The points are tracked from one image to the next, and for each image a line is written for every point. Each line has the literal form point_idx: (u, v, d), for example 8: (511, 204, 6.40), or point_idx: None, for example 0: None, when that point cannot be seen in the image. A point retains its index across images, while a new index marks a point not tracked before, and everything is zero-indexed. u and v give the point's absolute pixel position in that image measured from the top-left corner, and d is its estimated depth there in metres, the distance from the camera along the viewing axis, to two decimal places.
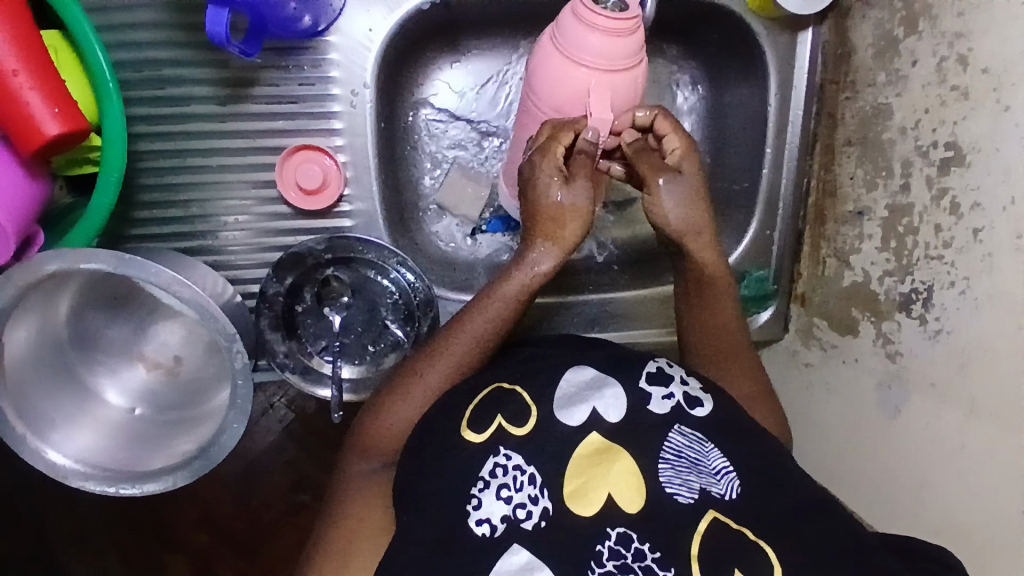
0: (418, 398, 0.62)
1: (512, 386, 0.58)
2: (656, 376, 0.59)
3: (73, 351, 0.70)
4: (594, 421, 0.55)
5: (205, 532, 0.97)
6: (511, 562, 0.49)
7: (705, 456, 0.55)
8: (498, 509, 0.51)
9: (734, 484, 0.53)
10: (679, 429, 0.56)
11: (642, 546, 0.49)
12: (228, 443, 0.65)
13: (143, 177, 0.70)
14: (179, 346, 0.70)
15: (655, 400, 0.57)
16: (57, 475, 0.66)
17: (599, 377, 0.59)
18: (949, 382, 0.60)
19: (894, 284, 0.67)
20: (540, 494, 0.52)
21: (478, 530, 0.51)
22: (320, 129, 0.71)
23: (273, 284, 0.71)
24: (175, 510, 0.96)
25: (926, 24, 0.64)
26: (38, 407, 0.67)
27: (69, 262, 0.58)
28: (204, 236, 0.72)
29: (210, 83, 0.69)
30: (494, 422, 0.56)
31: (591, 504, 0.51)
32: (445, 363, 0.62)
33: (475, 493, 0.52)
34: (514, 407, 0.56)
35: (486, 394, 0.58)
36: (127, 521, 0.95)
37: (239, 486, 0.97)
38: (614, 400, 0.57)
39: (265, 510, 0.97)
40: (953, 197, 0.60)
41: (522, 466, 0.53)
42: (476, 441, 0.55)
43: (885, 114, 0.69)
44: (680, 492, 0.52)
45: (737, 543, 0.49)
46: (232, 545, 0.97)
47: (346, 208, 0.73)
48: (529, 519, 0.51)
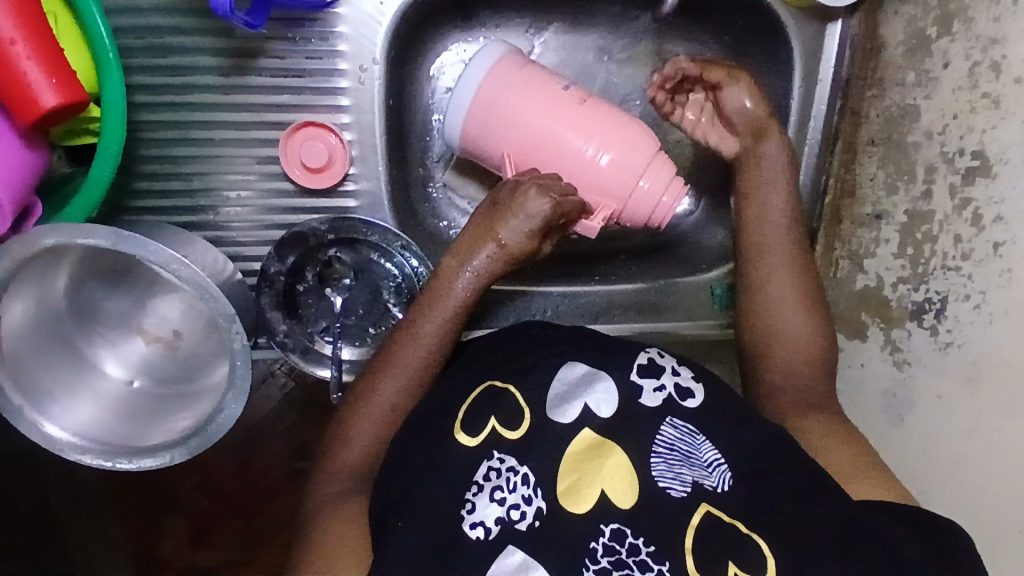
0: (403, 381, 0.63)
1: (506, 385, 0.58)
2: (646, 368, 0.59)
3: (72, 323, 0.69)
4: (585, 417, 0.55)
5: (204, 495, 0.98)
6: (507, 563, 0.49)
7: (696, 449, 0.54)
8: (492, 512, 0.51)
9: (726, 475, 0.53)
10: (672, 422, 0.55)
11: (636, 540, 0.50)
12: (225, 423, 0.65)
13: (144, 148, 0.68)
14: (179, 321, 0.70)
15: (646, 393, 0.57)
16: (54, 447, 0.66)
17: (589, 372, 0.58)
18: (955, 396, 0.59)
19: (907, 291, 0.65)
20: (533, 494, 0.52)
21: (472, 533, 0.51)
22: (326, 105, 0.69)
23: (275, 263, 0.70)
24: (175, 473, 0.97)
25: (960, 25, 0.61)
26: (36, 380, 0.67)
27: (66, 237, 0.57)
28: (206, 211, 0.70)
29: (213, 53, 0.66)
30: (489, 423, 0.56)
31: (585, 500, 0.51)
32: (426, 339, 0.63)
33: (469, 497, 0.52)
34: (505, 410, 0.56)
35: (478, 394, 0.58)
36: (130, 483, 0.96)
37: (239, 453, 0.97)
38: (605, 395, 0.56)
39: (264, 474, 0.98)
40: (975, 208, 0.58)
41: (516, 467, 0.53)
42: (472, 445, 0.55)
43: (912, 116, 0.66)
44: (673, 487, 0.52)
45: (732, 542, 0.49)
46: (231, 508, 0.98)
47: (351, 187, 0.71)
48: (523, 520, 0.51)
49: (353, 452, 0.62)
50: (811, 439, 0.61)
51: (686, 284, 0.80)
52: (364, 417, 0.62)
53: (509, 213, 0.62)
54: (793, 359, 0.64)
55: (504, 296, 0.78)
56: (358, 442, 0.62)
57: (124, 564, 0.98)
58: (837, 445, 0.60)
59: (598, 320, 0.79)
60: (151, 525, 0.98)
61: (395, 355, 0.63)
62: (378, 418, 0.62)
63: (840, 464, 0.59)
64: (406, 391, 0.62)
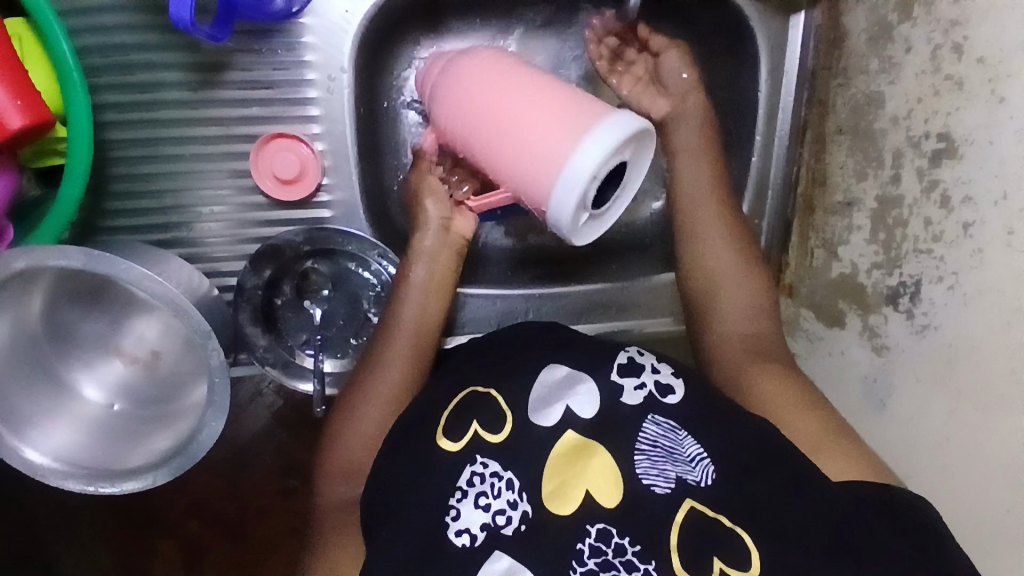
0: (389, 377, 0.64)
1: (486, 390, 0.58)
2: (626, 367, 0.59)
3: (50, 347, 0.68)
4: (568, 420, 0.55)
5: (194, 517, 0.96)
6: (495, 568, 0.49)
7: (679, 444, 0.54)
8: (478, 518, 0.51)
9: (709, 469, 0.53)
10: (653, 420, 0.55)
11: (622, 540, 0.49)
12: (207, 440, 0.64)
13: (114, 167, 0.68)
14: (157, 341, 0.69)
15: (627, 391, 0.57)
16: (35, 473, 0.65)
17: (572, 373, 0.58)
18: (935, 377, 0.60)
19: (882, 277, 0.66)
20: (518, 499, 0.52)
21: (458, 541, 0.51)
22: (297, 116, 0.69)
23: (251, 277, 0.70)
24: (163, 497, 0.96)
25: (920, 10, 0.62)
26: (15, 405, 0.66)
27: (37, 260, 0.57)
28: (180, 228, 0.70)
29: (180, 68, 0.66)
30: (468, 430, 0.55)
31: (569, 502, 0.51)
32: (409, 322, 0.66)
33: (453, 503, 0.52)
34: (488, 413, 0.56)
35: (461, 399, 0.58)
36: (118, 511, 0.95)
37: (227, 473, 0.96)
38: (587, 398, 0.56)
39: (256, 495, 0.97)
40: (944, 191, 0.59)
41: (499, 471, 0.53)
42: (456, 449, 0.54)
43: (877, 103, 0.67)
44: (657, 484, 0.51)
45: (720, 536, 0.49)
46: (223, 530, 0.97)
47: (325, 198, 0.71)
48: (509, 524, 0.51)
49: (341, 467, 0.61)
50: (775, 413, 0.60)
51: (665, 279, 0.81)
52: (347, 430, 0.62)
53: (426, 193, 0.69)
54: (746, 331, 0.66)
55: (486, 301, 0.79)
56: (344, 460, 0.61)
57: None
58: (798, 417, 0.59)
59: (579, 320, 0.80)
60: (142, 553, 0.96)
61: (386, 340, 0.66)
62: (362, 427, 0.62)
63: (803, 430, 0.58)
64: (392, 393, 0.63)
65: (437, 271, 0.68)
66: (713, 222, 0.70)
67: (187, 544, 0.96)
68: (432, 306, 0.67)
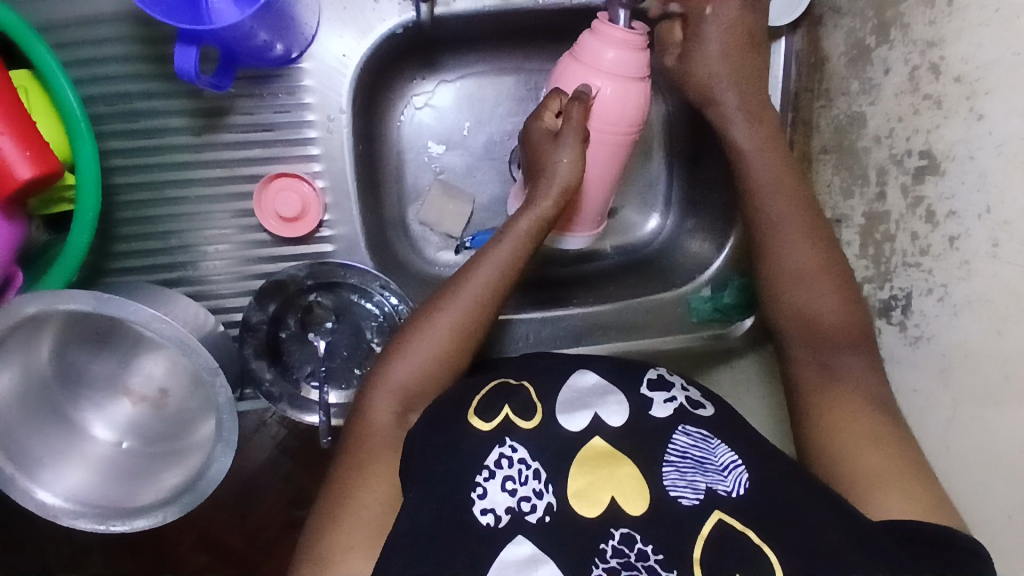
0: (452, 316, 0.64)
1: (518, 382, 0.61)
2: (656, 382, 0.61)
3: (59, 389, 0.69)
4: (596, 426, 0.57)
5: (204, 551, 1.00)
6: (515, 553, 0.51)
7: (711, 453, 0.55)
8: (503, 500, 0.53)
9: (743, 479, 0.53)
10: (684, 430, 0.57)
11: (645, 547, 0.51)
12: (216, 476, 0.65)
13: (121, 210, 0.70)
14: (164, 378, 0.71)
15: (657, 404, 0.59)
16: (48, 513, 0.66)
17: (601, 385, 0.61)
18: (932, 387, 0.61)
19: (873, 291, 0.67)
20: (544, 490, 0.54)
21: (483, 519, 0.52)
22: (297, 156, 0.70)
23: (256, 312, 0.71)
24: (173, 531, 1.00)
25: (897, 32, 0.63)
26: (26, 447, 0.67)
27: (48, 305, 0.58)
28: (186, 267, 0.71)
29: (184, 114, 0.68)
30: (501, 412, 0.58)
31: (595, 504, 0.53)
32: (487, 273, 0.65)
33: (480, 482, 0.54)
34: (519, 399, 0.59)
35: (494, 386, 0.60)
36: (131, 545, 0.99)
37: (237, 504, 1.00)
38: (617, 406, 0.59)
39: (263, 526, 1.01)
40: (928, 206, 0.61)
41: (527, 459, 0.55)
42: (487, 428, 0.56)
43: (859, 123, 0.68)
44: (685, 495, 0.53)
45: (735, 551, 0.49)
46: (233, 563, 1.01)
47: (327, 233, 0.72)
48: (533, 512, 0.53)
49: (392, 388, 0.62)
50: (839, 440, 0.59)
51: (662, 299, 0.81)
52: (407, 354, 0.63)
53: (544, 144, 0.67)
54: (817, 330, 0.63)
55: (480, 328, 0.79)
56: (394, 384, 0.62)
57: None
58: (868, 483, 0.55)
59: (577, 343, 0.80)
60: None
61: (465, 279, 0.65)
62: (417, 355, 0.63)
63: (878, 466, 0.56)
64: (451, 332, 0.64)
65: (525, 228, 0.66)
66: (777, 188, 0.66)
67: None
68: (510, 258, 0.65)
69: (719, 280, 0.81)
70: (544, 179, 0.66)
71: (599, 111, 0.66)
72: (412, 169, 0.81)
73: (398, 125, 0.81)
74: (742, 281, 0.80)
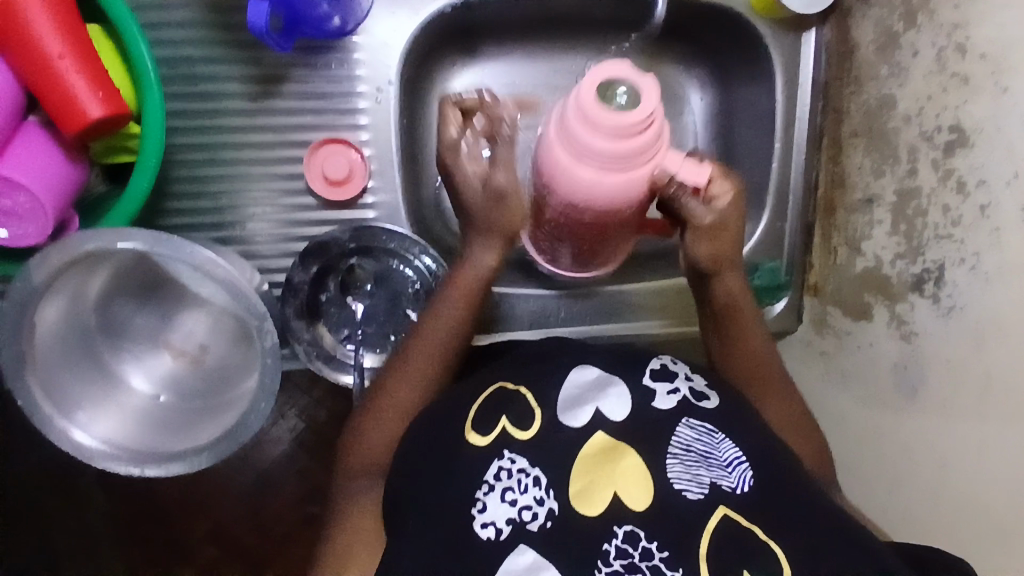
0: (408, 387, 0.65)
1: (517, 387, 0.60)
2: (659, 373, 0.61)
3: (101, 336, 0.70)
4: (598, 421, 0.57)
5: (213, 544, 1.01)
6: (518, 562, 0.51)
7: (715, 448, 0.56)
8: (503, 513, 0.53)
9: (747, 476, 0.54)
10: (687, 424, 0.57)
11: (649, 544, 0.51)
12: (254, 424, 0.66)
13: (176, 169, 0.73)
14: (206, 335, 0.72)
15: (660, 396, 0.59)
16: (83, 456, 0.66)
17: (601, 377, 0.61)
18: (964, 357, 0.62)
19: (905, 266, 0.68)
20: (545, 496, 0.53)
21: (483, 533, 0.52)
22: (345, 124, 0.74)
23: (299, 272, 0.73)
24: (187, 521, 1.01)
25: (924, 17, 0.66)
26: (67, 388, 0.67)
27: (106, 242, 0.60)
28: (233, 227, 0.74)
29: (242, 80, 0.72)
30: (498, 424, 0.57)
31: (598, 502, 0.53)
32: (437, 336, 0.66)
33: (480, 497, 0.54)
34: (517, 410, 0.58)
35: (490, 395, 0.60)
36: (142, 534, 1.00)
37: (252, 496, 1.02)
38: (618, 399, 0.59)
39: (276, 521, 1.02)
40: (958, 177, 0.62)
41: (526, 469, 0.54)
42: (485, 443, 0.56)
43: (888, 106, 0.70)
44: (690, 489, 0.53)
45: (749, 541, 0.50)
46: (245, 558, 1.02)
47: (370, 200, 0.75)
48: (534, 520, 0.52)
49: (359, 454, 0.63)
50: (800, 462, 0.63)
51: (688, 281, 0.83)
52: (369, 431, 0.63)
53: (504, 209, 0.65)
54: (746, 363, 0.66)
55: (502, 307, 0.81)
56: (363, 454, 0.63)
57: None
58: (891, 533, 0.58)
59: (605, 320, 0.82)
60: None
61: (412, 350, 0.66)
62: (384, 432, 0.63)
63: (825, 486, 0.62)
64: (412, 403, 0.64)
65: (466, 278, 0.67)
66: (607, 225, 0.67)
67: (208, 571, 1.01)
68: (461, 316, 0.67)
69: (750, 263, 0.81)
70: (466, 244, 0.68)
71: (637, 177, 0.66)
72: None
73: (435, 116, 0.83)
74: (773, 265, 0.81)
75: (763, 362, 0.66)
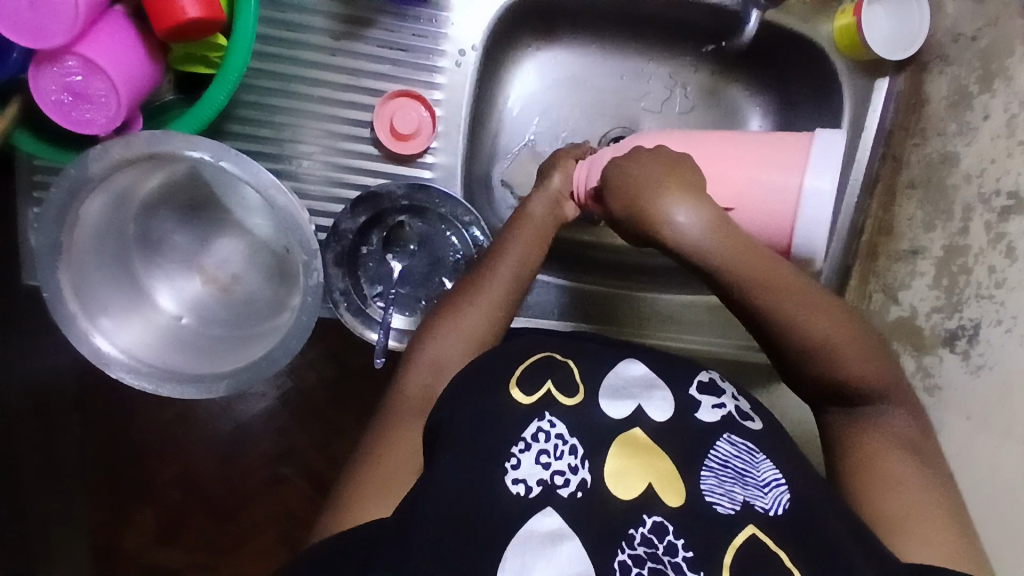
0: (483, 311, 0.64)
1: (563, 358, 0.58)
2: (706, 386, 0.57)
3: (136, 247, 0.68)
4: (637, 416, 0.54)
5: (180, 488, 0.96)
6: (543, 524, 0.48)
7: (753, 467, 0.51)
8: (536, 473, 0.50)
9: (783, 499, 0.50)
10: (729, 439, 0.53)
11: (675, 541, 0.47)
12: (281, 359, 0.65)
13: (244, 93, 0.71)
14: (240, 265, 0.71)
15: (704, 407, 0.55)
16: (100, 362, 0.64)
17: (648, 377, 0.57)
18: (986, 411, 0.63)
19: (941, 320, 0.70)
20: (579, 465, 0.51)
21: (513, 488, 0.49)
22: (421, 80, 0.73)
23: (347, 220, 0.72)
24: (157, 459, 0.95)
25: (1001, 83, 0.67)
26: (95, 290, 0.65)
27: (173, 148, 0.59)
28: (288, 162, 0.73)
29: (329, 16, 0.71)
30: (544, 385, 0.55)
31: (629, 487, 0.50)
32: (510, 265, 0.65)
33: (515, 453, 0.51)
34: (560, 376, 0.56)
35: (538, 359, 0.57)
36: (108, 465, 0.95)
37: (224, 446, 0.96)
38: (660, 402, 0.55)
39: (244, 476, 0.97)
40: (1009, 242, 0.64)
41: (564, 435, 0.52)
42: (527, 403, 0.53)
43: (951, 161, 0.72)
44: (720, 503, 0.49)
45: (773, 564, 0.46)
46: (207, 507, 0.96)
47: (430, 160, 0.75)
48: (566, 487, 0.50)
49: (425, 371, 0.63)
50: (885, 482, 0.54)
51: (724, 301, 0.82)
52: (438, 341, 0.63)
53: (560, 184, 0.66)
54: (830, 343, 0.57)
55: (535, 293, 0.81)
56: (430, 360, 0.63)
57: (82, 551, 0.95)
58: (880, 491, 0.54)
59: (636, 325, 0.82)
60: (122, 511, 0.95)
61: (485, 277, 0.65)
62: (457, 348, 0.63)
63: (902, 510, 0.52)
64: (486, 329, 0.64)
65: (538, 219, 0.66)
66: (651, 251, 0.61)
67: (168, 514, 0.96)
68: (533, 250, 0.66)
69: None
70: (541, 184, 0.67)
71: (717, 190, 0.61)
72: (508, 137, 0.83)
73: (502, 97, 0.83)
74: None
75: (845, 325, 0.58)
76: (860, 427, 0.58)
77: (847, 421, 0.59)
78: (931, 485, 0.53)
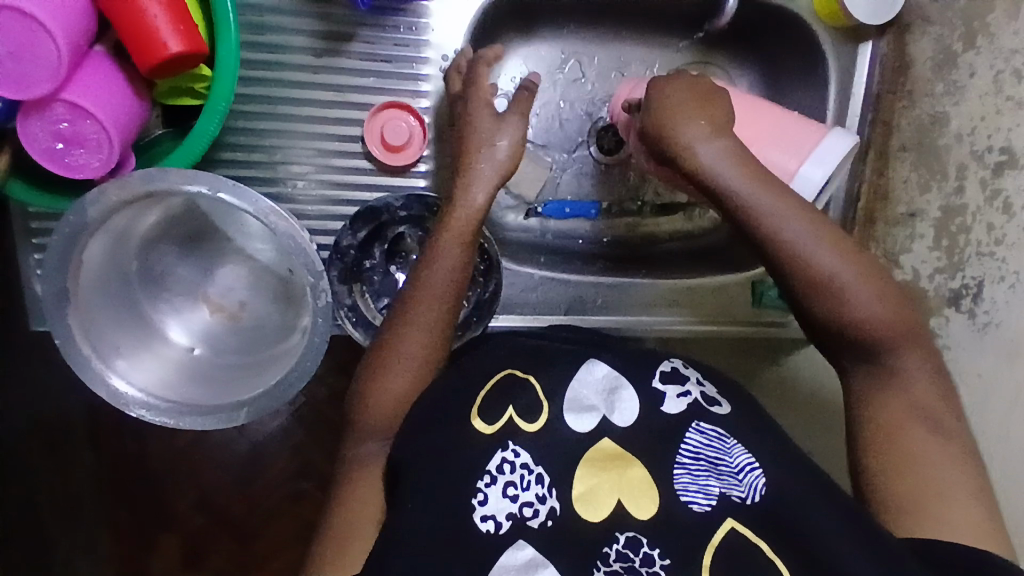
0: (424, 333, 0.61)
1: (524, 375, 0.55)
2: (669, 375, 0.55)
3: (140, 285, 0.69)
4: (604, 429, 0.52)
5: (200, 513, 0.96)
6: (517, 556, 0.47)
7: (726, 453, 0.51)
8: (504, 507, 0.49)
9: (758, 484, 0.49)
10: (697, 428, 0.52)
11: (650, 551, 0.47)
12: (296, 382, 0.65)
13: (232, 120, 0.71)
14: (246, 292, 0.72)
15: (669, 398, 0.53)
16: (118, 402, 0.64)
17: (612, 377, 0.55)
18: (994, 373, 0.64)
19: (944, 280, 0.70)
20: (548, 494, 0.50)
21: (483, 526, 0.49)
22: (407, 90, 0.74)
23: (347, 236, 0.72)
24: (174, 486, 0.96)
25: (983, 40, 0.68)
26: (105, 333, 0.65)
27: (169, 184, 0.60)
28: (283, 184, 0.73)
29: (309, 34, 0.71)
30: (505, 413, 0.53)
31: (600, 509, 0.49)
32: (443, 275, 0.62)
33: (481, 488, 0.50)
34: (523, 400, 0.53)
35: (499, 380, 0.55)
36: (125, 497, 0.95)
37: (241, 468, 0.97)
38: (626, 404, 0.53)
39: (264, 495, 0.97)
40: (1005, 198, 0.64)
41: (529, 464, 0.51)
42: (488, 432, 0.52)
43: (941, 122, 0.72)
44: (695, 500, 0.48)
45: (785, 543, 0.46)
46: (229, 530, 0.97)
47: (423, 168, 0.75)
48: (536, 517, 0.49)
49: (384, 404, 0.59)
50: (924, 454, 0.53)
51: (728, 281, 0.83)
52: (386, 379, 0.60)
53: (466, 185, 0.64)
54: (852, 282, 0.56)
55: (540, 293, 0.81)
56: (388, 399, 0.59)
57: None
58: (894, 466, 0.53)
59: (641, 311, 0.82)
60: (143, 541, 0.96)
61: (418, 301, 0.62)
62: (399, 376, 0.60)
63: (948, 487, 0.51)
64: (427, 352, 0.61)
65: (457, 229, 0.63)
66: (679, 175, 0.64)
67: (191, 540, 0.96)
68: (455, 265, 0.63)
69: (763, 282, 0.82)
70: (465, 190, 0.64)
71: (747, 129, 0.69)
72: None
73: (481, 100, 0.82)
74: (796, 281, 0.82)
75: (872, 271, 0.57)
76: (885, 388, 0.56)
77: (863, 380, 0.57)
78: (943, 452, 0.53)
